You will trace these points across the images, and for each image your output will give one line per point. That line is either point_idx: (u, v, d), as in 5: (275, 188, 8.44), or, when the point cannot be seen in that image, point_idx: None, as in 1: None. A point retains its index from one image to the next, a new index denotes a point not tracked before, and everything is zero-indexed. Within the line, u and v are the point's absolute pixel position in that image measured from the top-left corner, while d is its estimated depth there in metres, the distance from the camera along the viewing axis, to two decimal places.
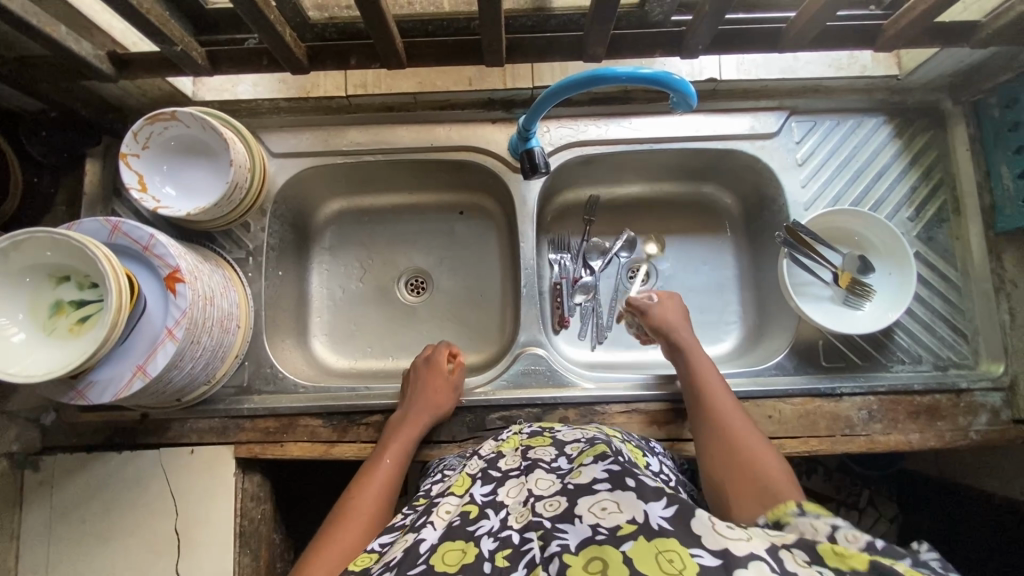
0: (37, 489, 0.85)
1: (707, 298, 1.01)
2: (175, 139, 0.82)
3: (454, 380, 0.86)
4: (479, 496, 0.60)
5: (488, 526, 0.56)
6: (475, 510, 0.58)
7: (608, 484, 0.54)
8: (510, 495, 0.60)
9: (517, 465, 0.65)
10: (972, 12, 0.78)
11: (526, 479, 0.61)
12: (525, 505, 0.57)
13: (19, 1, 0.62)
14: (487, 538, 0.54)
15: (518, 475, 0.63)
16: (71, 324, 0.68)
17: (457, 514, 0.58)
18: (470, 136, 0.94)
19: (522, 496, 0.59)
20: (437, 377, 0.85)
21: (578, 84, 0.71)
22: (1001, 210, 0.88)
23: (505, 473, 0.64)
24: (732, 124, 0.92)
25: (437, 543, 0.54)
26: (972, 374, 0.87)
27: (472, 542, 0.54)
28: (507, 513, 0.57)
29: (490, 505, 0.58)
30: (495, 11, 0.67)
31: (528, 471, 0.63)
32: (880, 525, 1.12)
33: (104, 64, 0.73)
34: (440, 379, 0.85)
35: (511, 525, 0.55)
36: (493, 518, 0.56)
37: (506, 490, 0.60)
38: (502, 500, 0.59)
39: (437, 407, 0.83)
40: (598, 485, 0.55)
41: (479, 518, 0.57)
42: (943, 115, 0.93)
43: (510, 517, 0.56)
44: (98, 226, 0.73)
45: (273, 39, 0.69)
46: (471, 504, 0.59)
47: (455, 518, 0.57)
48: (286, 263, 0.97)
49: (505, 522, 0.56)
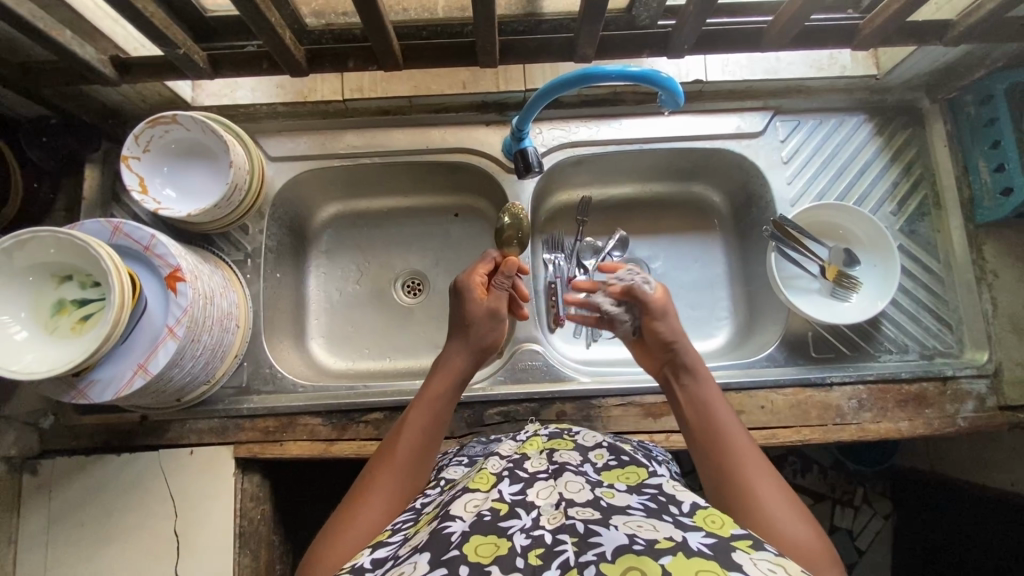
0: (35, 493, 0.85)
1: (699, 295, 1.03)
2: (175, 142, 0.84)
3: (491, 308, 0.77)
4: (507, 493, 0.55)
5: (520, 523, 0.51)
6: (505, 507, 0.53)
7: (643, 512, 0.52)
8: (540, 495, 0.54)
9: (544, 468, 0.60)
10: (945, 11, 0.82)
11: (556, 482, 0.56)
12: (558, 507, 0.52)
13: (25, 5, 0.64)
14: (519, 534, 0.49)
15: (547, 477, 0.57)
16: (74, 322, 0.70)
17: (486, 508, 0.52)
18: (465, 138, 0.96)
19: (554, 498, 0.54)
20: (472, 307, 0.77)
21: (569, 82, 0.73)
22: (979, 202, 0.91)
23: (532, 475, 0.58)
24: (719, 124, 0.95)
25: (467, 533, 0.49)
26: (957, 362, 0.89)
27: (504, 537, 0.49)
28: (538, 513, 0.52)
29: (520, 504, 0.53)
30: (489, 13, 0.69)
31: (557, 473, 0.58)
32: (874, 522, 1.18)
33: (107, 67, 0.75)
34: (475, 309, 0.77)
35: (545, 525, 0.50)
36: (524, 517, 0.51)
37: (537, 490, 0.55)
38: (532, 500, 0.54)
39: (475, 342, 0.76)
40: (632, 511, 0.52)
41: (510, 515, 0.52)
42: (921, 113, 0.96)
43: (543, 517, 0.51)
44: (100, 227, 0.74)
45: (273, 41, 0.72)
46: (499, 500, 0.54)
47: (484, 511, 0.52)
48: (284, 266, 0.98)
49: (538, 521, 0.51)
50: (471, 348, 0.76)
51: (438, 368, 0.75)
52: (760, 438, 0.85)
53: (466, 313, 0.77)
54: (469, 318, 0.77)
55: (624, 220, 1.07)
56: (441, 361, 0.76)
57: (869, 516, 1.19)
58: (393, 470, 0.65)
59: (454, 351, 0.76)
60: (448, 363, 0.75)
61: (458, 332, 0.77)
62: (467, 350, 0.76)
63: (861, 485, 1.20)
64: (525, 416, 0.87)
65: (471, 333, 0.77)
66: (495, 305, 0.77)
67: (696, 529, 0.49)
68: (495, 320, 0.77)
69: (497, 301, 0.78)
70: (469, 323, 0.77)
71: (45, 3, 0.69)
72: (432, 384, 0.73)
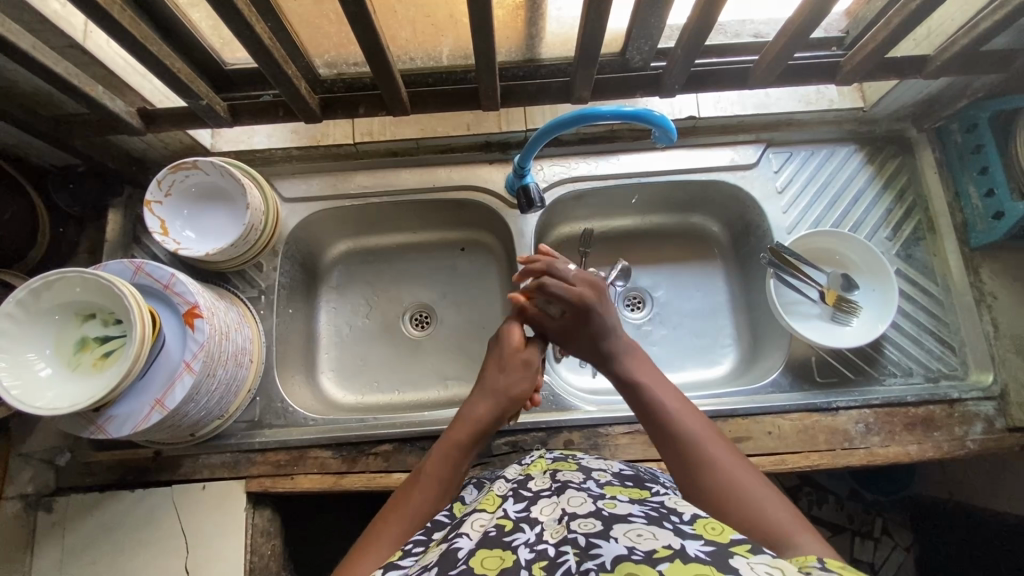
0: (49, 531, 0.86)
1: (702, 323, 1.04)
2: (196, 186, 0.89)
3: (528, 358, 0.80)
4: (512, 511, 0.55)
5: (524, 538, 0.51)
6: (510, 523, 0.53)
7: (644, 519, 0.53)
8: (545, 512, 0.55)
9: (548, 486, 0.60)
10: (923, 46, 0.86)
11: (559, 498, 0.57)
12: (560, 521, 0.53)
13: (63, 65, 0.70)
14: (523, 548, 0.50)
15: (550, 495, 0.58)
16: (95, 358, 0.73)
17: (491, 526, 0.53)
18: (470, 176, 1.01)
19: (557, 513, 0.54)
20: (509, 355, 0.79)
21: (567, 123, 0.77)
22: (973, 227, 0.93)
23: (536, 493, 0.59)
24: (713, 158, 0.99)
25: (474, 549, 0.50)
26: (963, 385, 0.89)
27: (509, 550, 0.50)
28: (542, 528, 0.53)
29: (524, 520, 0.54)
30: (488, 61, 0.74)
31: (559, 491, 0.59)
32: (896, 554, 1.13)
33: (134, 118, 0.81)
34: (512, 357, 0.79)
35: (548, 539, 0.51)
36: (528, 532, 0.52)
37: (541, 508, 0.56)
38: (536, 517, 0.54)
39: (508, 389, 0.77)
40: (633, 518, 0.53)
41: (515, 530, 0.52)
42: (909, 142, 1.00)
43: (546, 532, 0.52)
44: (124, 268, 0.77)
45: (290, 92, 0.77)
46: (504, 517, 0.54)
47: (489, 528, 0.53)
48: (296, 302, 1.01)
49: (541, 536, 0.51)
50: (492, 395, 0.76)
51: (460, 416, 0.74)
52: (769, 464, 0.85)
53: (503, 360, 0.79)
54: (504, 364, 0.79)
55: (626, 250, 1.09)
56: (466, 408, 0.75)
57: (890, 548, 1.13)
58: (404, 520, 0.64)
59: (480, 398, 0.76)
60: (474, 408, 0.74)
61: (490, 378, 0.78)
62: (494, 397, 0.76)
63: (879, 515, 1.15)
64: (532, 445, 0.88)
65: (503, 383, 0.77)
66: (531, 357, 0.80)
67: (696, 537, 0.49)
68: (529, 370, 0.79)
69: (534, 354, 0.80)
70: (502, 369, 0.78)
71: (80, 62, 0.75)
72: (453, 431, 0.72)
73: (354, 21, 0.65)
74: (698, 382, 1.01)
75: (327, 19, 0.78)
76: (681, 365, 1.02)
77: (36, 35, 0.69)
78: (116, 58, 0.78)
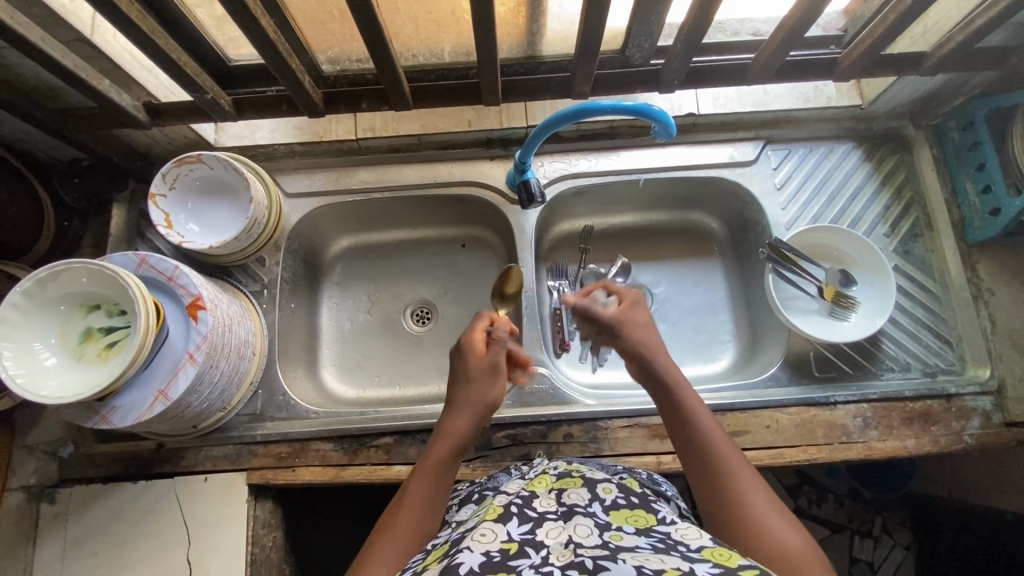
0: (51, 522, 0.86)
1: (701, 319, 1.05)
2: (200, 180, 0.90)
3: (495, 361, 0.75)
4: (516, 533, 0.56)
5: (528, 562, 0.51)
6: (514, 547, 0.53)
7: (651, 549, 0.52)
8: (550, 535, 0.55)
9: (553, 509, 0.60)
10: (920, 43, 0.87)
11: (567, 524, 0.57)
12: (567, 546, 0.53)
13: (69, 58, 0.70)
14: (528, 570, 0.50)
15: (556, 518, 0.58)
16: (100, 349, 0.73)
17: (495, 549, 0.53)
18: (472, 172, 1.02)
19: (562, 538, 0.55)
20: (473, 367, 0.74)
21: (567, 117, 0.78)
22: (969, 223, 0.94)
23: (541, 515, 0.59)
24: (712, 155, 1.00)
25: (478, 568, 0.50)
26: (960, 379, 0.90)
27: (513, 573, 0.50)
28: (547, 552, 0.53)
29: (529, 544, 0.54)
30: (490, 56, 0.75)
31: (567, 516, 0.58)
32: (896, 553, 1.13)
33: (139, 112, 0.81)
34: (475, 367, 0.74)
35: (555, 562, 0.51)
36: (533, 556, 0.52)
37: (546, 531, 0.56)
38: (541, 540, 0.55)
39: (483, 403, 0.73)
40: (640, 548, 0.52)
41: (519, 554, 0.52)
42: (907, 140, 1.01)
43: (552, 555, 0.52)
44: (129, 260, 0.78)
45: (294, 86, 0.78)
46: (509, 541, 0.54)
47: (495, 553, 0.53)
48: (298, 297, 1.02)
49: (547, 559, 0.51)
50: (472, 409, 0.72)
51: (440, 435, 0.71)
52: (767, 458, 0.86)
53: (470, 370, 0.74)
54: (472, 373, 0.74)
55: (627, 247, 1.10)
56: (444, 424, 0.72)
57: (889, 547, 1.14)
58: (398, 539, 0.62)
59: (458, 413, 0.72)
60: (452, 427, 0.71)
61: (464, 393, 0.74)
62: (473, 411, 0.72)
63: (878, 514, 1.16)
64: (532, 438, 0.89)
65: (477, 396, 0.73)
66: (498, 358, 0.75)
67: (704, 561, 0.49)
68: (498, 376, 0.75)
69: (499, 354, 0.76)
70: (473, 379, 0.74)
71: (86, 56, 0.76)
72: (434, 450, 0.70)
73: (357, 16, 0.66)
74: (697, 378, 1.01)
75: (329, 14, 0.79)
76: (680, 360, 1.02)
77: (44, 28, 0.70)
78: (123, 52, 0.79)
